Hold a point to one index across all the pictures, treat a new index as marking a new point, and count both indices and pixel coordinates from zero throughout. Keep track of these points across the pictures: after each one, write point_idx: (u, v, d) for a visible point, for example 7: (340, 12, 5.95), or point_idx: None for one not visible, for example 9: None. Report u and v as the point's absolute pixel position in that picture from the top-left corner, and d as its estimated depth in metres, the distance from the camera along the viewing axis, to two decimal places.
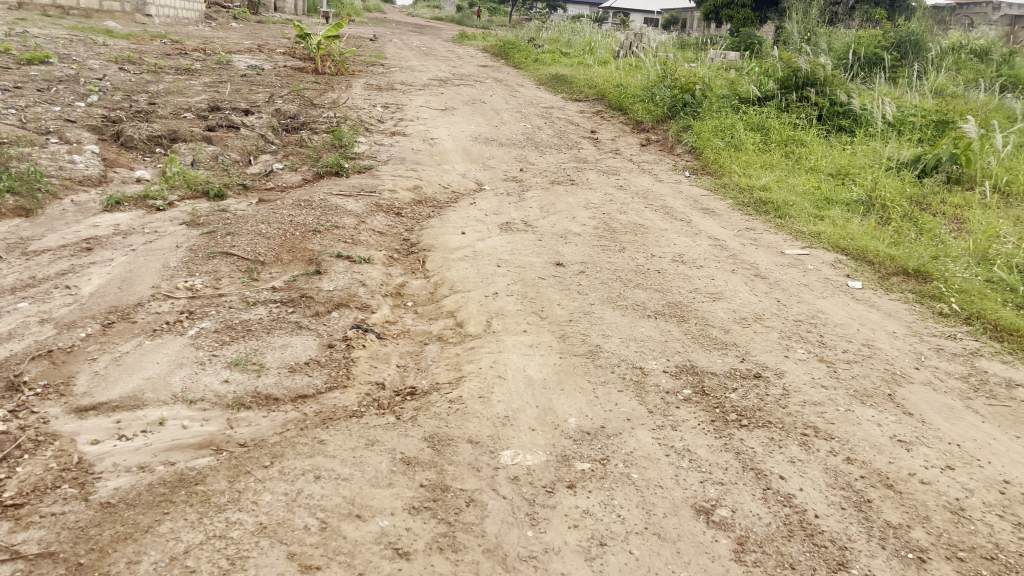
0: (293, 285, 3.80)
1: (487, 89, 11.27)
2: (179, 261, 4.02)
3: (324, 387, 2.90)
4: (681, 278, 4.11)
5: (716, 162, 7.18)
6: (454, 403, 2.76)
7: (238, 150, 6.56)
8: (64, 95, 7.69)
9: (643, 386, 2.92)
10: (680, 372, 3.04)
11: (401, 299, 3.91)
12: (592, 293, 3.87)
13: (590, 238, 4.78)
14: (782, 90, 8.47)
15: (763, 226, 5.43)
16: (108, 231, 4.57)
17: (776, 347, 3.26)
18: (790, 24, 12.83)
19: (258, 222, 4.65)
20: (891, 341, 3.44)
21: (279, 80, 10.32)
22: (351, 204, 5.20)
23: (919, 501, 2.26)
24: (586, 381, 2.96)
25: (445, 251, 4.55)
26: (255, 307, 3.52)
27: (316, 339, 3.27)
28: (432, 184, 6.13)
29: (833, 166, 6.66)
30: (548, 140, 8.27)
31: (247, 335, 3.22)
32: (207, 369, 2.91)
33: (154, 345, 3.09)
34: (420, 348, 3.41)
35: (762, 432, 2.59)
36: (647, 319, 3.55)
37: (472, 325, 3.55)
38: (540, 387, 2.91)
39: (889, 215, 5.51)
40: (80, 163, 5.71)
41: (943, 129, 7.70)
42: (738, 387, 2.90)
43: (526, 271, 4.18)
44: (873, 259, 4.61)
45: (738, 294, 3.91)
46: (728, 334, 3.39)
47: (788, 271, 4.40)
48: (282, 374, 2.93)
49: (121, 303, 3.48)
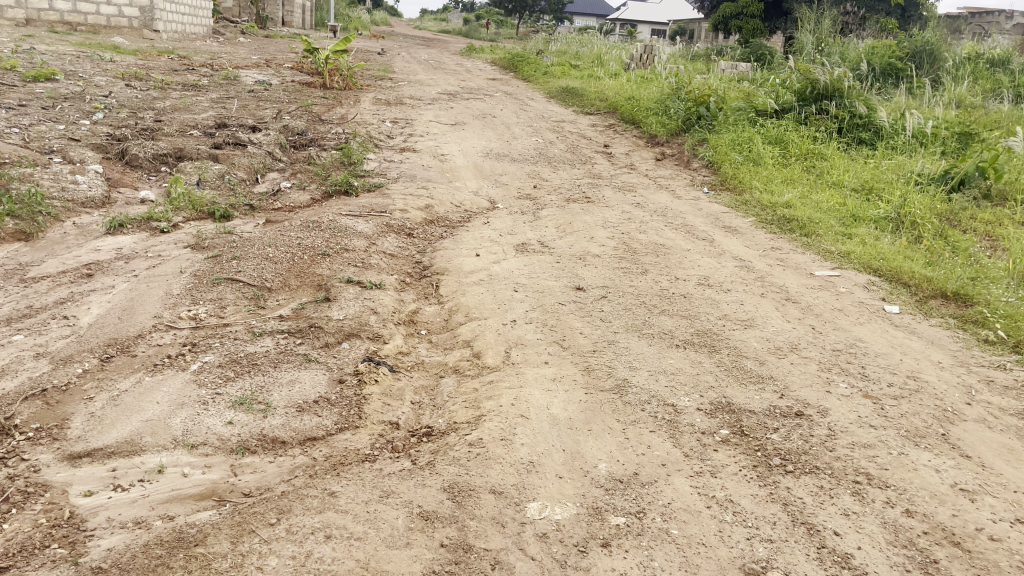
0: (301, 314, 3.62)
1: (497, 103, 11.12)
2: (182, 288, 3.84)
3: (334, 428, 2.71)
4: (709, 303, 3.91)
5: (735, 177, 6.98)
6: (474, 446, 2.56)
7: (245, 168, 6.41)
8: (69, 113, 7.57)
9: (677, 426, 2.72)
10: (716, 409, 2.84)
11: (414, 327, 3.73)
12: (616, 320, 3.68)
13: (610, 260, 4.59)
14: (800, 103, 8.30)
15: (789, 245, 5.23)
16: (110, 256, 4.41)
17: (815, 381, 3.07)
18: (803, 34, 12.69)
19: (265, 245, 4.47)
20: (938, 372, 3.26)
21: (287, 95, 10.21)
22: (361, 225, 5.03)
23: (990, 562, 2.06)
24: (615, 420, 2.76)
25: (460, 274, 4.36)
26: (261, 338, 3.33)
27: (325, 373, 3.08)
28: (444, 203, 5.95)
29: (857, 181, 6.46)
30: (561, 155, 8.10)
31: (252, 370, 3.03)
32: (210, 409, 2.72)
33: (155, 382, 2.91)
34: (436, 381, 3.22)
35: (810, 480, 2.40)
36: (677, 348, 3.36)
37: (491, 356, 3.35)
38: (567, 427, 2.71)
39: (920, 233, 5.33)
40: (83, 183, 5.56)
41: (968, 141, 7.51)
42: (780, 427, 2.71)
43: (545, 296, 3.99)
44: (909, 281, 4.42)
45: (770, 320, 3.72)
46: (763, 366, 3.19)
47: (819, 294, 4.20)
48: (290, 414, 2.74)
49: (120, 334, 3.30)
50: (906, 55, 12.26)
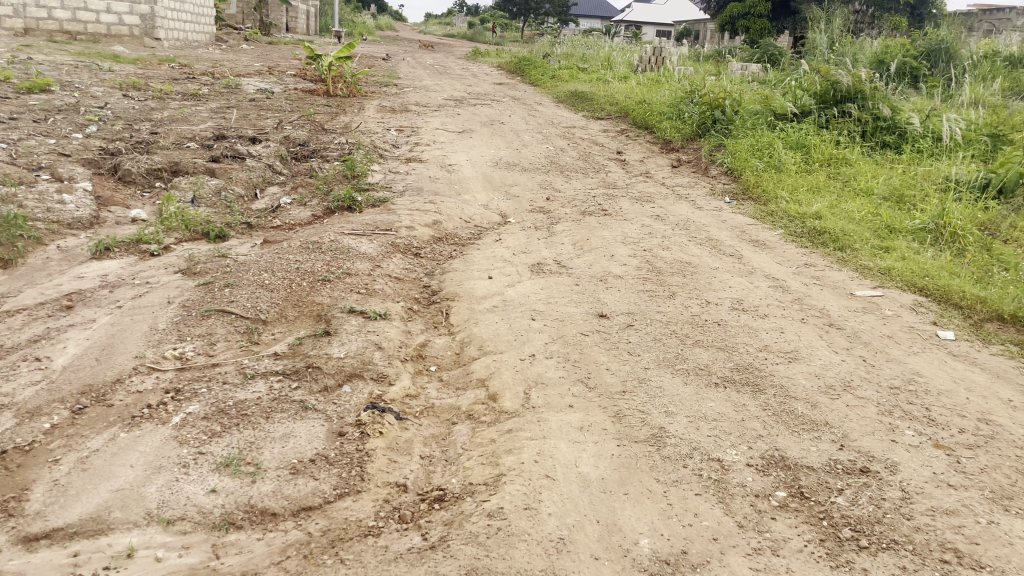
0: (298, 351, 3.27)
1: (505, 109, 10.77)
2: (169, 322, 3.51)
3: (333, 495, 2.37)
4: (748, 332, 3.55)
5: (757, 185, 6.59)
6: (494, 519, 2.23)
7: (243, 183, 6.07)
8: (62, 126, 7.27)
9: (726, 487, 2.38)
10: (769, 465, 2.50)
11: (423, 363, 3.38)
12: (645, 353, 3.32)
13: (633, 281, 4.24)
14: (819, 105, 7.91)
15: (823, 261, 4.85)
16: (94, 284, 4.08)
17: (877, 428, 2.72)
18: (815, 34, 12.25)
19: (261, 271, 4.13)
20: (1012, 413, 2.90)
21: (290, 104, 9.90)
22: (365, 245, 4.68)
23: None
24: (654, 480, 2.42)
25: (472, 300, 4.02)
26: (254, 382, 2.99)
27: (324, 425, 2.73)
28: (453, 218, 5.60)
29: (887, 189, 6.10)
30: (573, 163, 7.75)
31: (242, 422, 2.69)
32: (191, 474, 2.38)
33: (130, 439, 2.58)
34: (448, 429, 2.87)
35: (889, 559, 2.08)
36: (716, 389, 3.00)
37: (508, 399, 3.00)
38: (599, 490, 2.37)
39: (962, 245, 4.96)
40: (70, 203, 5.24)
41: (1000, 142, 7.08)
42: (845, 488, 2.37)
43: (565, 326, 3.63)
44: (960, 302, 4.06)
45: (816, 353, 3.35)
46: (816, 411, 2.83)
47: (864, 319, 3.84)
48: (283, 478, 2.41)
49: (96, 380, 2.97)
50: (921, 54, 11.83)
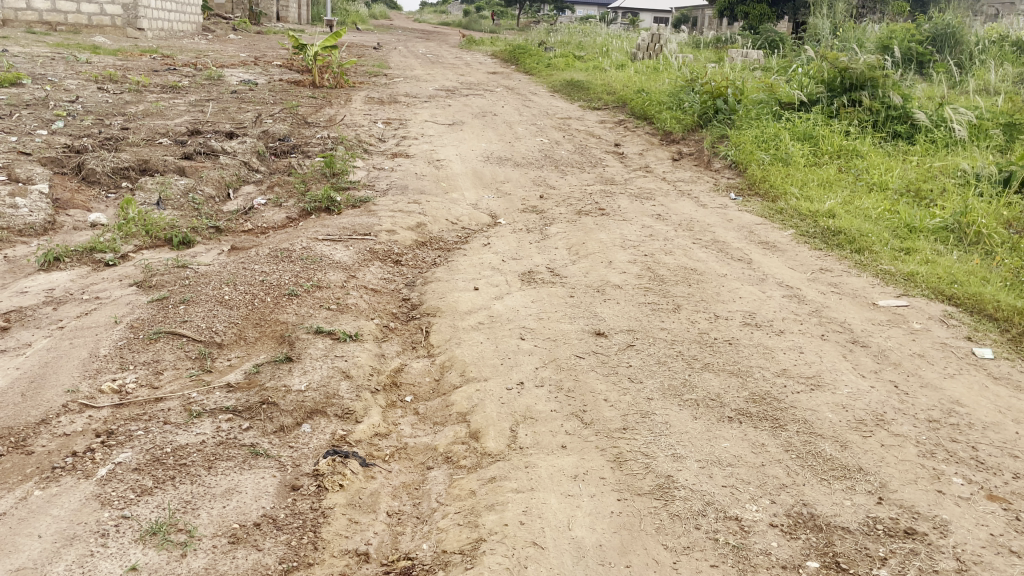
0: (254, 382, 2.88)
1: (498, 99, 10.35)
2: (113, 347, 3.12)
3: (278, 570, 1.99)
4: (763, 353, 3.16)
5: (764, 180, 6.19)
6: None
7: (214, 182, 5.67)
8: (26, 122, 6.83)
9: (747, 556, 2.01)
10: (796, 525, 2.12)
11: (396, 394, 3.00)
12: (647, 380, 2.93)
13: (633, 291, 3.85)
14: (828, 93, 7.45)
15: (840, 265, 4.46)
16: (37, 300, 3.68)
17: (919, 475, 2.34)
18: (818, 19, 11.77)
19: (221, 284, 3.73)
20: None
21: (274, 96, 9.47)
22: (339, 252, 4.28)
23: None
24: (662, 546, 2.05)
25: (454, 315, 3.63)
26: (199, 423, 2.60)
27: (275, 476, 2.36)
28: (438, 219, 5.20)
29: (903, 182, 5.70)
30: (569, 157, 7.34)
31: (180, 475, 2.30)
32: (109, 546, 1.99)
33: (46, 499, 2.19)
34: (421, 476, 2.50)
35: None
36: (730, 424, 2.62)
37: (492, 438, 2.62)
38: (596, 562, 2.00)
39: (988, 246, 4.57)
40: (24, 207, 4.83)
41: (1017, 132, 6.65)
42: (888, 557, 2.01)
43: (559, 346, 3.24)
44: (995, 313, 3.68)
45: (841, 378, 2.96)
46: (847, 453, 2.45)
47: (890, 333, 3.45)
48: (219, 549, 2.02)
49: (17, 421, 2.57)
50: (927, 39, 11.35)
